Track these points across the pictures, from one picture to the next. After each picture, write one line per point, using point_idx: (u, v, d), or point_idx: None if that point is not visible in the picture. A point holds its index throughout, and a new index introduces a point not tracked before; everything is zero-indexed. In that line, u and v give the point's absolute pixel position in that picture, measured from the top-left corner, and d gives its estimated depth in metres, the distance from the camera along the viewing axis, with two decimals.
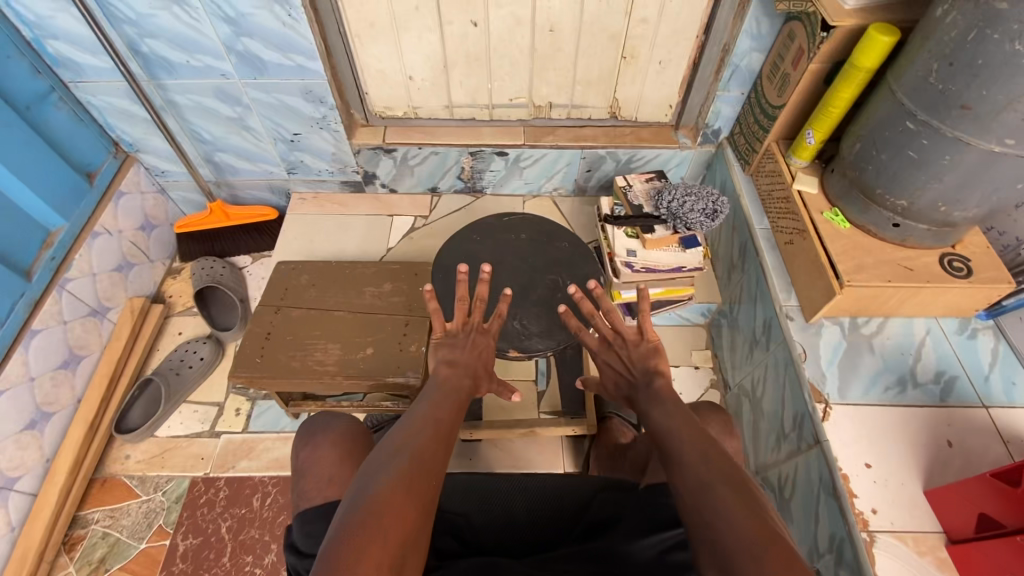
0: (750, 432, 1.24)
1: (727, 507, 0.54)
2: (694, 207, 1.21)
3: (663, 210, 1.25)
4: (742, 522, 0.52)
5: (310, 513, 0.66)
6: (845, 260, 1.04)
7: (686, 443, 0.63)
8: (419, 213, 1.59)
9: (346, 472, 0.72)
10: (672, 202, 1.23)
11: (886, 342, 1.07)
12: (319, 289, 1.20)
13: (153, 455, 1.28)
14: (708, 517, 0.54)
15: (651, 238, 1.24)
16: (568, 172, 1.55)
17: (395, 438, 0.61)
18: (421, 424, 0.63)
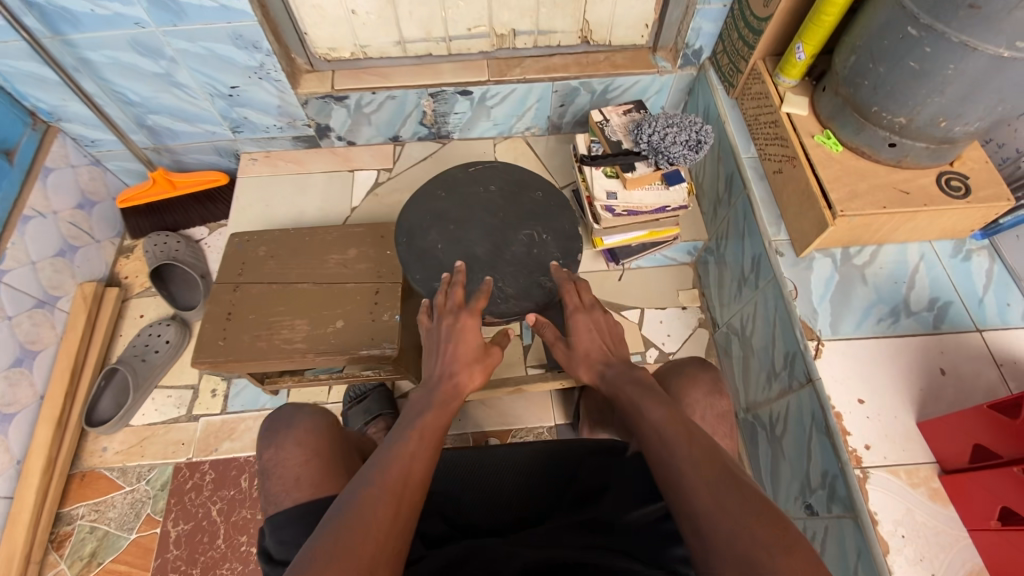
0: (741, 370, 1.22)
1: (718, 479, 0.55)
2: (679, 139, 1.10)
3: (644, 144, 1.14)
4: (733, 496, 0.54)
5: (281, 519, 0.65)
6: (838, 187, 0.97)
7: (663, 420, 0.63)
8: (382, 165, 1.47)
9: (313, 472, 0.68)
10: (654, 135, 1.12)
11: (879, 272, 1.03)
12: (278, 260, 1.11)
13: (131, 445, 1.24)
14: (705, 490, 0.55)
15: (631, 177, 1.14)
16: (540, 108, 1.42)
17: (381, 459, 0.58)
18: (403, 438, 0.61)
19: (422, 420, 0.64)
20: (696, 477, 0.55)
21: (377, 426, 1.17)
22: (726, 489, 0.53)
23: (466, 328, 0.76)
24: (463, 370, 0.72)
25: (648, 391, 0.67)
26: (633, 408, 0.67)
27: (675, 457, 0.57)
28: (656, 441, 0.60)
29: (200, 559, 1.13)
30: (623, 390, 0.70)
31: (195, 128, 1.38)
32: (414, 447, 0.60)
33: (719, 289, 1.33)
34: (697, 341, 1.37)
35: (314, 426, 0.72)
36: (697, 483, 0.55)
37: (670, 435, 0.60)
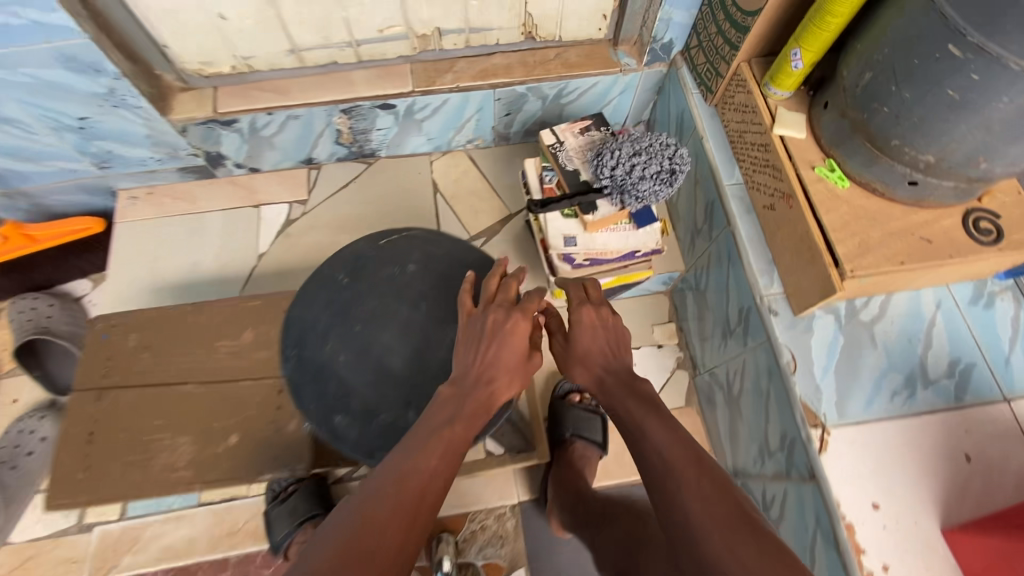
0: (727, 427, 1.06)
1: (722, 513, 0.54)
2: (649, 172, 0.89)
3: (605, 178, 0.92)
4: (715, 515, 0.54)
5: None
6: (846, 238, 0.78)
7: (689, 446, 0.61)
8: (294, 197, 1.21)
9: None
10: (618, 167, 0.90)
11: (889, 330, 0.85)
12: (154, 353, 0.88)
13: (10, 569, 1.03)
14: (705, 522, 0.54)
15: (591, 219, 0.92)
16: (481, 119, 1.17)
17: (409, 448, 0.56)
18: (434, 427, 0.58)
19: (448, 425, 0.57)
20: (708, 518, 0.54)
21: (305, 534, 0.98)
22: (740, 538, 0.52)
23: (521, 331, 0.63)
24: (500, 382, 0.62)
25: (655, 411, 0.65)
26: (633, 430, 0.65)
27: (683, 488, 0.57)
28: (665, 471, 0.59)
29: None
30: (625, 401, 0.68)
31: (46, 168, 1.08)
32: (432, 460, 0.54)
33: (700, 329, 1.15)
34: (677, 386, 1.20)
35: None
36: (707, 524, 0.54)
37: (677, 467, 0.59)
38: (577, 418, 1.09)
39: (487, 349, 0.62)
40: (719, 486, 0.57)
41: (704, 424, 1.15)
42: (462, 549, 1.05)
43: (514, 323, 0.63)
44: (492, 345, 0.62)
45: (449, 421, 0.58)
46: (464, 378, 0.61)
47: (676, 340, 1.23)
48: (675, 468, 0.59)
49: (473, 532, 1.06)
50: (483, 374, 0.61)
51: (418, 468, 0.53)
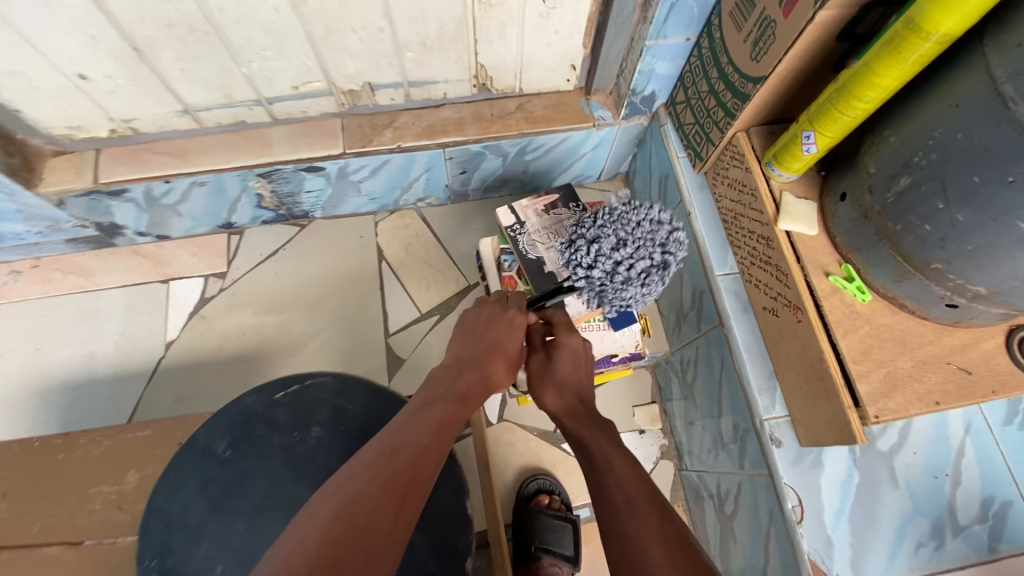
0: (716, 540, 0.93)
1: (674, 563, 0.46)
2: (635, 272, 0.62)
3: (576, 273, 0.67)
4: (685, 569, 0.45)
5: None
6: (866, 370, 0.63)
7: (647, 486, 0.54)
8: (212, 268, 1.02)
9: None
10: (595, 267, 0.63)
11: (912, 463, 0.71)
12: (12, 504, 0.71)
13: None
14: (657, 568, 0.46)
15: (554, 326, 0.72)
16: (431, 177, 0.99)
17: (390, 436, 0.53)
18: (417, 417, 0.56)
19: (440, 405, 0.57)
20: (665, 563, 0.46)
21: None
22: None
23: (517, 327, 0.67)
24: (493, 371, 0.64)
25: (623, 448, 0.59)
26: (597, 468, 0.57)
27: (634, 525, 0.50)
28: (624, 506, 0.52)
29: None
30: (591, 432, 0.62)
31: None
32: (429, 458, 0.51)
33: (685, 419, 1.00)
34: (661, 478, 1.06)
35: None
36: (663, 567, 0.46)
37: (636, 504, 0.52)
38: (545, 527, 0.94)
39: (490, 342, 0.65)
40: (673, 533, 0.49)
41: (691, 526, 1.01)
42: None
43: (506, 332, 0.66)
44: (488, 334, 0.66)
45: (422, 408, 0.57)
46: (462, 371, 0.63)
47: (659, 424, 1.09)
48: (635, 504, 0.52)
49: None
50: (478, 372, 0.63)
51: (406, 442, 0.51)
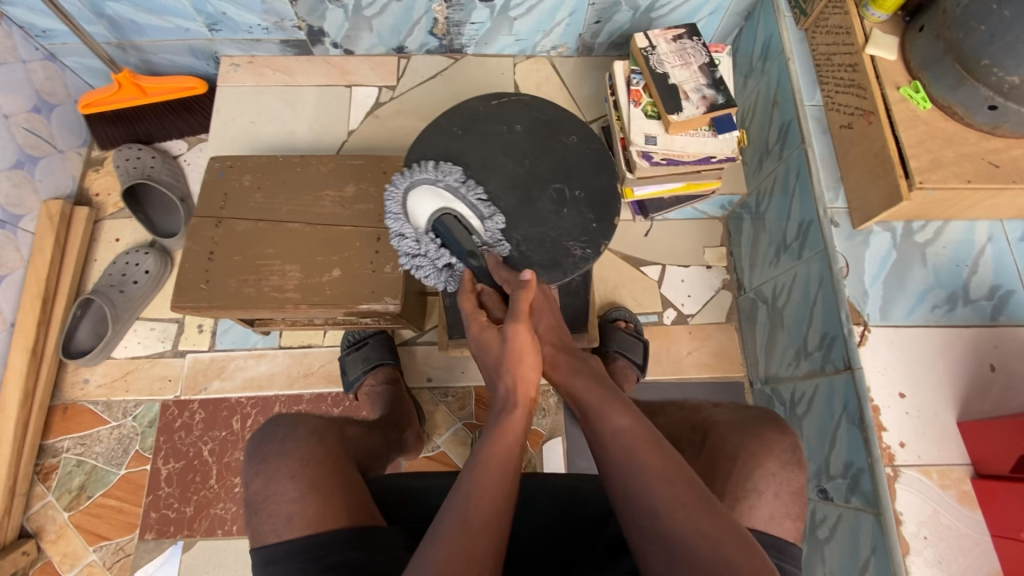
0: (764, 338, 1.15)
1: (680, 521, 0.53)
2: (416, 193, 0.75)
3: (426, 226, 0.75)
4: (688, 521, 0.53)
5: (272, 551, 0.67)
6: (918, 153, 0.84)
7: (633, 444, 0.60)
8: (385, 81, 1.28)
9: (307, 510, 0.68)
10: (451, 172, 0.75)
11: (940, 252, 0.91)
12: (266, 193, 0.98)
13: (114, 378, 1.18)
14: (657, 519, 0.54)
15: (493, 258, 0.73)
16: (571, 24, 1.21)
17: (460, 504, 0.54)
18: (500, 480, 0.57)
19: (499, 460, 0.58)
20: (672, 500, 0.55)
21: (377, 377, 1.11)
22: (704, 515, 0.53)
23: (491, 342, 0.69)
24: (527, 378, 0.65)
25: (610, 396, 0.66)
26: (594, 413, 0.65)
27: (642, 466, 0.57)
28: (622, 457, 0.59)
29: (192, 498, 1.11)
30: (574, 381, 0.70)
31: (165, 23, 1.15)
32: (504, 461, 0.58)
33: (750, 250, 1.21)
34: (719, 304, 1.27)
35: (308, 454, 0.73)
36: (671, 512, 0.54)
37: (636, 447, 0.59)
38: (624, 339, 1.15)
39: (504, 362, 0.66)
40: (665, 473, 0.57)
41: (742, 340, 1.24)
42: None
43: (511, 341, 0.65)
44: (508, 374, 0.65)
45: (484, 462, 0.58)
46: (505, 400, 0.65)
47: (724, 264, 1.30)
48: (631, 449, 0.59)
49: None
50: (518, 395, 0.65)
51: (474, 511, 0.53)
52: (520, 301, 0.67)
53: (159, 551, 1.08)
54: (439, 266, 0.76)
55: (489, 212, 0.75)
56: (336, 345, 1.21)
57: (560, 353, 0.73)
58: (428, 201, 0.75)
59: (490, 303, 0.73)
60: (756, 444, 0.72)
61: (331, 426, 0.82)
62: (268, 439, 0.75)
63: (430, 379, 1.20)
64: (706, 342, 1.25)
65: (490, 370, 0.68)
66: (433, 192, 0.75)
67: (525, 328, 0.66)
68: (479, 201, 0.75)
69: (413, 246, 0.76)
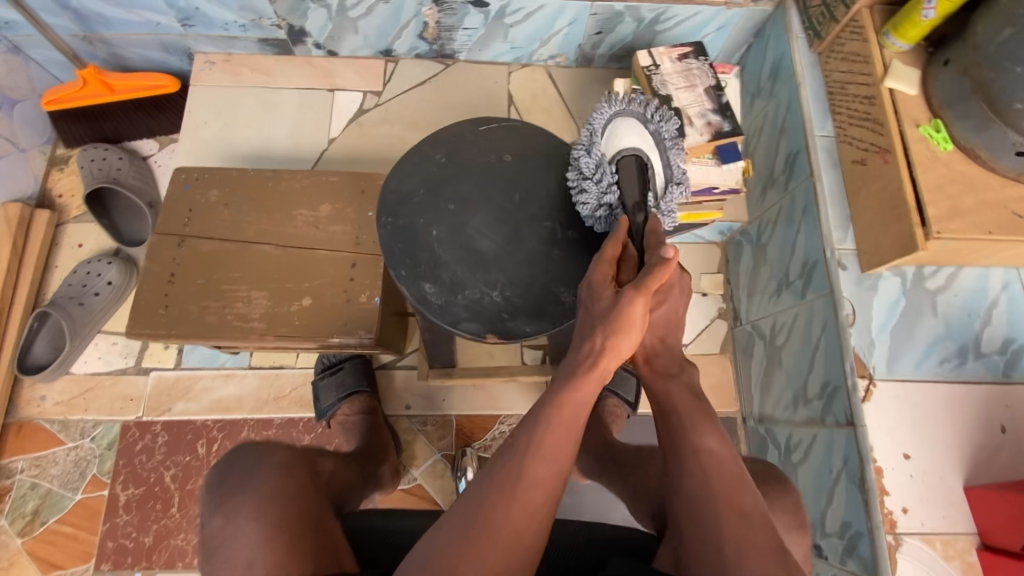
0: (760, 376, 1.10)
1: (747, 564, 0.49)
2: (620, 124, 0.69)
3: (613, 157, 0.69)
4: (755, 566, 0.49)
5: None
6: (937, 200, 0.78)
7: (715, 475, 0.56)
8: (370, 86, 1.20)
9: (269, 556, 0.63)
10: (668, 122, 0.70)
11: (952, 301, 0.86)
12: (233, 210, 0.91)
13: (73, 396, 1.11)
14: (721, 552, 0.51)
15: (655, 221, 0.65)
16: (570, 34, 1.14)
17: (533, 444, 0.53)
18: (566, 431, 0.55)
19: (574, 416, 0.56)
20: (745, 545, 0.51)
21: (352, 406, 1.05)
22: (773, 567, 0.49)
23: (604, 293, 0.60)
24: (619, 349, 0.58)
25: (702, 412, 0.62)
26: (678, 424, 0.62)
27: (719, 496, 0.54)
28: (703, 475, 0.56)
29: (153, 526, 1.05)
30: (667, 388, 0.65)
31: (131, 16, 1.06)
32: (573, 423, 0.55)
33: (749, 281, 1.15)
34: (715, 334, 1.22)
35: (275, 492, 0.68)
36: (744, 551, 0.50)
37: (719, 475, 0.56)
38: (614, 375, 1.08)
39: (604, 319, 0.58)
40: (742, 514, 0.53)
41: (736, 374, 1.18)
42: (485, 447, 1.13)
43: (624, 308, 0.57)
44: (624, 330, 0.58)
45: (557, 411, 0.55)
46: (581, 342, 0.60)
47: (721, 292, 1.24)
48: (716, 477, 0.56)
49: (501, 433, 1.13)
50: (599, 359, 0.58)
51: (537, 468, 0.52)
52: (652, 278, 0.58)
53: None
54: (602, 201, 0.68)
55: (594, 173, 0.69)
56: (310, 367, 1.14)
57: (663, 352, 0.68)
58: (629, 136, 0.69)
59: (626, 266, 0.63)
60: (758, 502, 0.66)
61: (303, 459, 0.76)
62: (233, 471, 0.70)
63: (409, 407, 1.14)
64: (700, 375, 1.19)
65: (590, 321, 0.60)
66: (635, 128, 0.69)
67: (643, 298, 0.58)
68: (593, 161, 0.69)
69: (588, 166, 0.69)
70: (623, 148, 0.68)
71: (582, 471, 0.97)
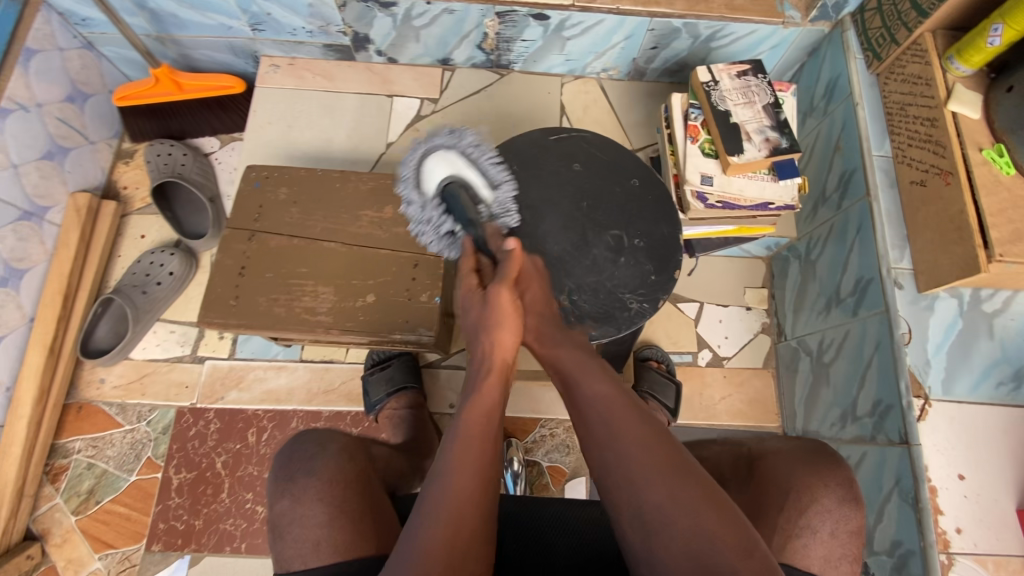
0: (805, 391, 1.10)
1: (662, 497, 0.48)
2: (428, 162, 0.71)
3: (434, 193, 0.71)
4: (670, 491, 0.48)
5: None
6: (1000, 223, 0.78)
7: (610, 415, 0.55)
8: (426, 94, 1.23)
9: (336, 534, 0.65)
10: (466, 137, 0.73)
11: (1009, 324, 0.85)
12: (302, 208, 0.94)
13: (131, 380, 1.15)
14: (634, 490, 0.50)
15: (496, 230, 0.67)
16: (625, 48, 1.17)
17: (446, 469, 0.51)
18: (468, 444, 0.53)
19: (479, 427, 0.54)
20: (644, 467, 0.50)
21: (400, 400, 1.07)
22: (681, 483, 0.49)
23: (473, 303, 0.62)
24: (503, 344, 0.60)
25: (593, 360, 0.61)
26: (571, 381, 0.60)
27: (624, 433, 0.53)
28: (601, 420, 0.55)
29: (203, 511, 1.08)
30: (560, 346, 0.63)
31: (207, 19, 1.11)
32: (481, 427, 0.54)
33: (795, 297, 1.16)
34: (756, 348, 1.22)
35: (337, 475, 0.70)
36: (649, 478, 0.49)
37: (614, 412, 0.55)
38: (655, 379, 1.13)
39: (484, 323, 0.61)
40: (644, 438, 0.52)
41: (778, 389, 1.19)
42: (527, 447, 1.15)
43: (492, 303, 0.61)
44: (501, 329, 0.60)
45: (461, 434, 0.54)
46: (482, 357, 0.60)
47: (765, 306, 1.25)
48: (613, 417, 0.55)
49: (542, 436, 1.15)
50: (492, 360, 0.60)
51: (452, 489, 0.50)
52: (508, 267, 0.62)
53: (165, 564, 1.05)
54: (440, 233, 0.72)
55: (425, 214, 0.73)
56: (358, 363, 1.17)
57: (546, 316, 0.66)
58: (440, 168, 0.70)
59: (482, 274, 0.65)
60: (809, 479, 0.64)
61: (358, 445, 0.78)
62: (295, 458, 0.72)
63: (452, 406, 1.16)
64: (740, 389, 1.20)
65: (472, 329, 0.62)
66: (448, 159, 0.71)
67: (509, 288, 0.61)
68: (417, 205, 0.73)
69: (417, 212, 0.73)
70: (436, 184, 0.70)
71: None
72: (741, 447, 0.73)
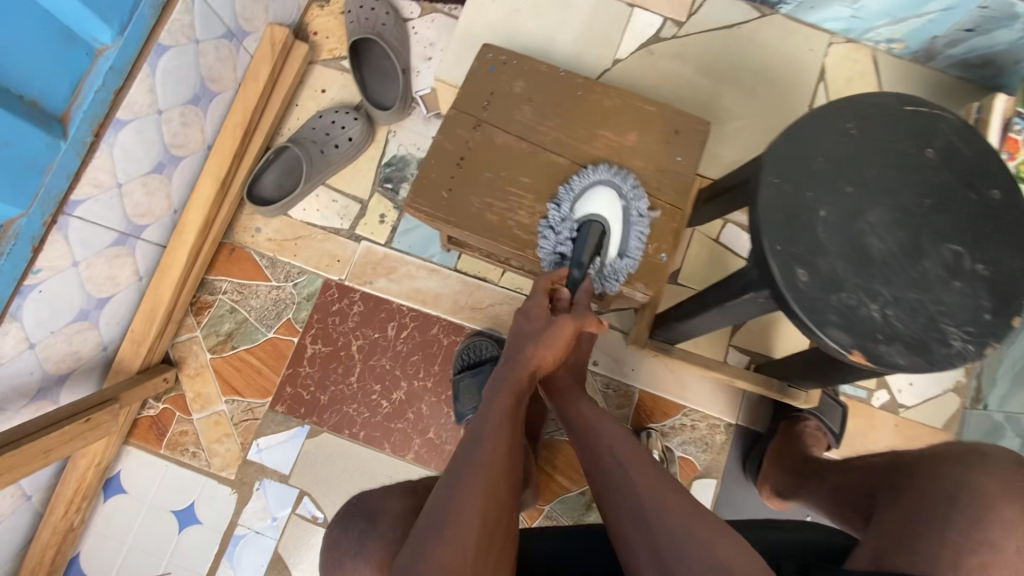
0: None
1: (687, 525, 0.51)
2: (598, 190, 0.78)
3: (580, 216, 0.77)
4: (676, 518, 0.52)
5: None
6: None
7: (628, 457, 0.61)
8: (672, 13, 1.06)
9: None
10: (640, 202, 0.79)
11: None
12: (536, 109, 0.83)
13: (285, 238, 1.10)
14: (651, 512, 0.53)
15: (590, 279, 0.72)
16: (933, 21, 0.95)
17: (475, 448, 0.56)
18: (499, 425, 0.59)
19: (507, 417, 0.60)
20: (663, 500, 0.54)
21: None
22: (699, 515, 0.52)
23: (536, 317, 0.68)
24: (545, 358, 0.66)
25: (612, 422, 0.68)
26: (592, 429, 0.67)
27: (633, 465, 0.59)
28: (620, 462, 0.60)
29: (330, 388, 1.06)
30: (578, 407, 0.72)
31: None
32: (506, 441, 0.57)
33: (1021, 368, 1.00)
34: (941, 406, 1.08)
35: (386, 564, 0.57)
36: (667, 506, 0.54)
37: (635, 456, 0.61)
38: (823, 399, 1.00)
39: (532, 334, 0.67)
40: (659, 481, 0.57)
41: None
42: (661, 431, 1.06)
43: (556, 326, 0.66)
44: (528, 344, 0.66)
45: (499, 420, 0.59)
46: (514, 364, 0.66)
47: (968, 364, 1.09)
48: (631, 461, 0.60)
49: (682, 425, 1.06)
50: (529, 364, 0.65)
51: (486, 457, 0.55)
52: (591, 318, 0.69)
53: (285, 427, 1.04)
54: (554, 252, 0.78)
55: (558, 225, 0.78)
56: (513, 290, 1.09)
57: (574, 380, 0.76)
58: (600, 203, 0.77)
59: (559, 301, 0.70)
60: (988, 484, 0.54)
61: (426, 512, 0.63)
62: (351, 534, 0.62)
63: (595, 364, 1.07)
64: (909, 442, 1.07)
65: (523, 337, 0.68)
66: (608, 199, 0.78)
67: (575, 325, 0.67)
68: (560, 216, 0.78)
69: (554, 218, 0.78)
70: (590, 212, 0.77)
71: (779, 492, 0.93)
72: (900, 454, 0.69)
